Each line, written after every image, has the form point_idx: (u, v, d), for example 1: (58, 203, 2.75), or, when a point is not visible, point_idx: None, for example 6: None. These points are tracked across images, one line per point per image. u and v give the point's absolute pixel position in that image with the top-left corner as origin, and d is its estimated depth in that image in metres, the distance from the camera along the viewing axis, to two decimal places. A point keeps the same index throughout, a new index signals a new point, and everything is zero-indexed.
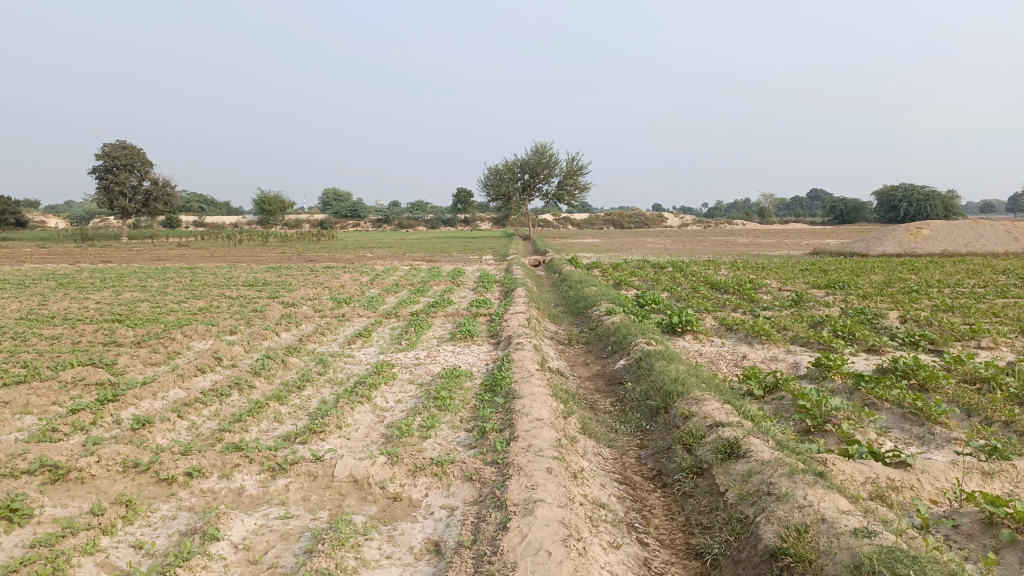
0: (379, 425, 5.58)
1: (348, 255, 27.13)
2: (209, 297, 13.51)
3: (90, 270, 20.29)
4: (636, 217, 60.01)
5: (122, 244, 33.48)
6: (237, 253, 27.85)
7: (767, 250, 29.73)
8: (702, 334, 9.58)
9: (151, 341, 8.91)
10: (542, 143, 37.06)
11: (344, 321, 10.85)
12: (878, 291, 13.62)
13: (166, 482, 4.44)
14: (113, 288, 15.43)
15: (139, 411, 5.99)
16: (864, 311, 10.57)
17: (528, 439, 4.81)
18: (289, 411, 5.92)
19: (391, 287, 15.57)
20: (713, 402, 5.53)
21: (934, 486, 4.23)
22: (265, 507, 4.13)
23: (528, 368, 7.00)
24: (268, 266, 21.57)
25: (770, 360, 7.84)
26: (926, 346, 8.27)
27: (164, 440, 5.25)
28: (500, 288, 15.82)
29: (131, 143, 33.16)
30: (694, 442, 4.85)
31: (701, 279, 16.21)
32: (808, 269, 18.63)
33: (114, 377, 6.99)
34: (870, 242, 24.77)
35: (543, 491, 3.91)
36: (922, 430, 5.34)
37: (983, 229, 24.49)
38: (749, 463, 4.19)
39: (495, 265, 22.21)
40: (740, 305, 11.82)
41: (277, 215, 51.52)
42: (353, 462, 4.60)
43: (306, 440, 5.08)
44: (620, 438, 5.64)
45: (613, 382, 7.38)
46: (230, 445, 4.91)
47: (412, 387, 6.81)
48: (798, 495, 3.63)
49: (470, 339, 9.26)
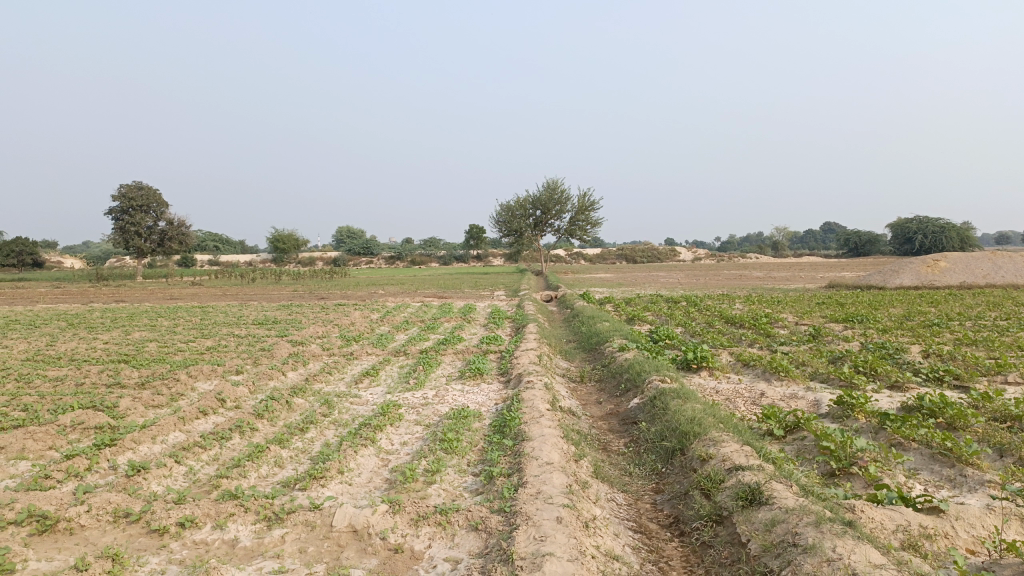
0: (383, 470, 5.37)
1: (360, 292, 27.05)
2: (217, 336, 13.38)
3: (101, 309, 20.29)
4: (648, 252, 59.81)
5: (136, 284, 33.64)
6: (249, 292, 27.87)
7: (782, 283, 29.44)
8: (718, 371, 9.32)
9: (155, 382, 8.75)
10: (553, 179, 37.14)
11: (353, 360, 10.66)
12: (898, 325, 13.32)
13: (156, 534, 4.23)
14: (123, 328, 15.35)
15: (137, 456, 5.81)
16: (885, 346, 10.27)
17: (538, 485, 4.58)
18: (290, 456, 5.72)
19: (401, 324, 15.41)
20: (732, 443, 5.28)
21: (970, 534, 3.95)
22: (258, 560, 3.91)
23: (538, 408, 6.77)
24: (279, 304, 21.50)
25: (789, 398, 7.57)
26: (951, 381, 7.98)
27: (159, 487, 5.05)
28: (511, 324, 15.63)
29: (146, 183, 33.49)
30: (712, 487, 4.59)
31: (716, 313, 15.95)
32: (825, 303, 18.31)
33: (114, 421, 6.81)
34: (886, 275, 24.45)
35: (552, 544, 3.67)
36: (954, 472, 5.06)
37: (1002, 261, 24.12)
38: (772, 511, 3.94)
39: (507, 301, 22.02)
40: (756, 340, 11.55)
41: (291, 253, 51.78)
42: (353, 511, 4.38)
43: (305, 486, 4.88)
44: (634, 481, 5.39)
45: (626, 422, 7.13)
46: (226, 493, 4.71)
47: (419, 428, 6.59)
48: (826, 547, 3.37)
49: (479, 378, 9.06)
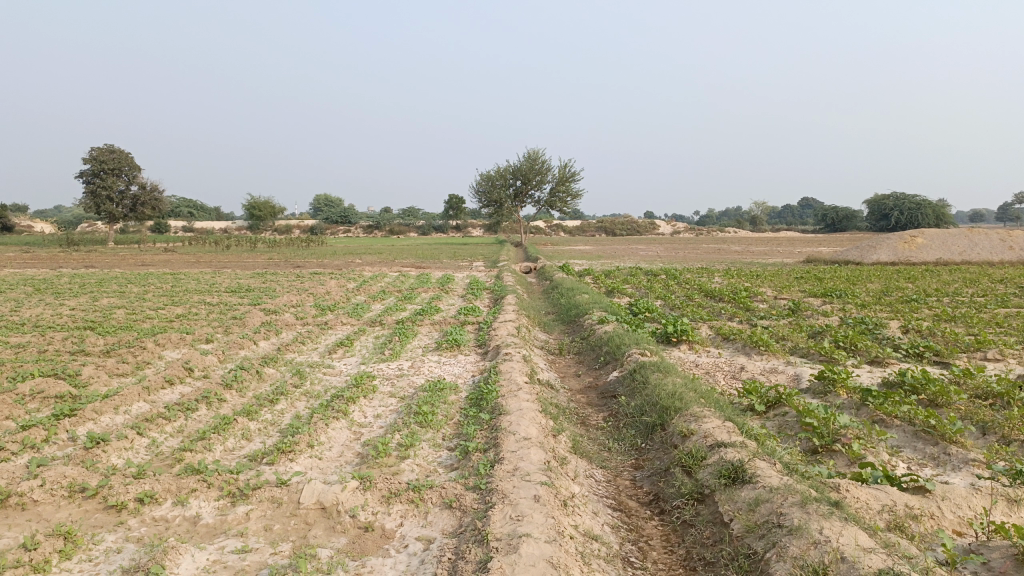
0: (355, 444, 5.19)
1: (337, 261, 26.69)
2: (188, 304, 13.06)
3: (69, 275, 19.75)
4: (628, 224, 59.65)
5: (108, 249, 32.91)
6: (224, 259, 27.40)
7: (760, 257, 29.49)
8: (698, 345, 9.21)
9: (121, 350, 8.48)
10: (534, 150, 36.80)
11: (327, 330, 10.42)
12: (876, 300, 13.31)
13: (114, 510, 4.02)
14: (91, 294, 14.92)
15: (97, 427, 5.58)
16: (864, 321, 10.23)
17: (515, 461, 4.42)
18: (259, 428, 5.52)
19: (377, 294, 15.15)
20: (713, 419, 5.15)
21: (957, 515, 3.86)
22: (221, 538, 3.72)
23: (516, 381, 6.61)
24: (254, 272, 21.07)
25: (769, 372, 7.49)
26: (931, 357, 7.94)
27: (119, 460, 4.84)
28: (490, 294, 15.45)
29: (119, 146, 32.65)
30: (694, 465, 4.47)
31: (695, 287, 15.86)
32: (803, 277, 18.28)
33: (76, 390, 6.55)
34: (864, 250, 24.53)
35: (529, 524, 3.51)
36: (937, 450, 4.99)
37: (979, 237, 24.28)
38: (756, 490, 3.81)
39: (486, 272, 21.80)
40: (736, 313, 11.48)
41: (268, 220, 50.94)
42: (322, 487, 4.19)
43: (273, 460, 4.69)
44: (614, 457, 5.26)
45: (605, 395, 7.00)
46: (188, 468, 4.49)
47: (393, 401, 6.40)
48: (812, 529, 3.25)
49: (456, 349, 8.88)
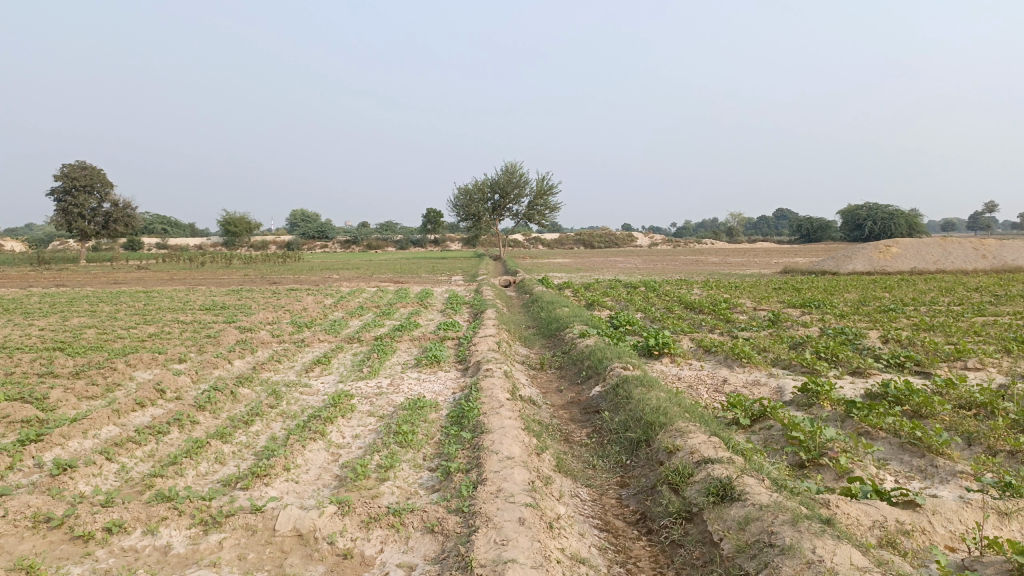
0: (333, 466, 5.05)
1: (314, 276, 26.39)
2: (161, 323, 12.80)
3: (40, 294, 19.34)
4: (606, 237, 59.83)
5: (80, 267, 32.35)
6: (198, 276, 27.04)
7: (737, 268, 29.66)
8: (679, 357, 9.15)
9: (91, 372, 8.25)
10: (512, 163, 36.86)
11: (304, 347, 10.24)
12: (855, 310, 13.36)
13: (80, 541, 3.84)
14: (61, 313, 14.59)
15: (64, 453, 5.37)
16: (844, 331, 10.25)
17: (498, 482, 4.30)
18: (233, 451, 5.35)
19: (355, 310, 14.96)
20: (699, 434, 5.07)
21: (948, 530, 3.80)
22: (192, 569, 3.56)
23: (498, 397, 6.50)
24: (229, 289, 20.77)
25: (752, 385, 7.44)
26: (912, 367, 7.94)
27: (86, 487, 4.65)
28: (469, 309, 15.34)
29: (91, 163, 32.18)
30: (681, 482, 4.37)
31: (675, 299, 15.85)
32: (781, 288, 18.37)
33: (43, 413, 6.33)
34: (840, 261, 24.75)
35: (515, 548, 3.40)
36: (924, 462, 4.95)
37: (952, 247, 24.58)
38: (745, 508, 3.72)
39: (465, 287, 21.66)
40: (717, 325, 11.46)
41: (244, 236, 50.49)
42: (298, 513, 4.04)
43: (248, 485, 4.53)
44: (598, 475, 5.15)
45: (588, 411, 6.91)
46: (159, 494, 4.32)
47: (372, 420, 6.26)
48: (806, 548, 3.16)
49: (436, 365, 8.75)
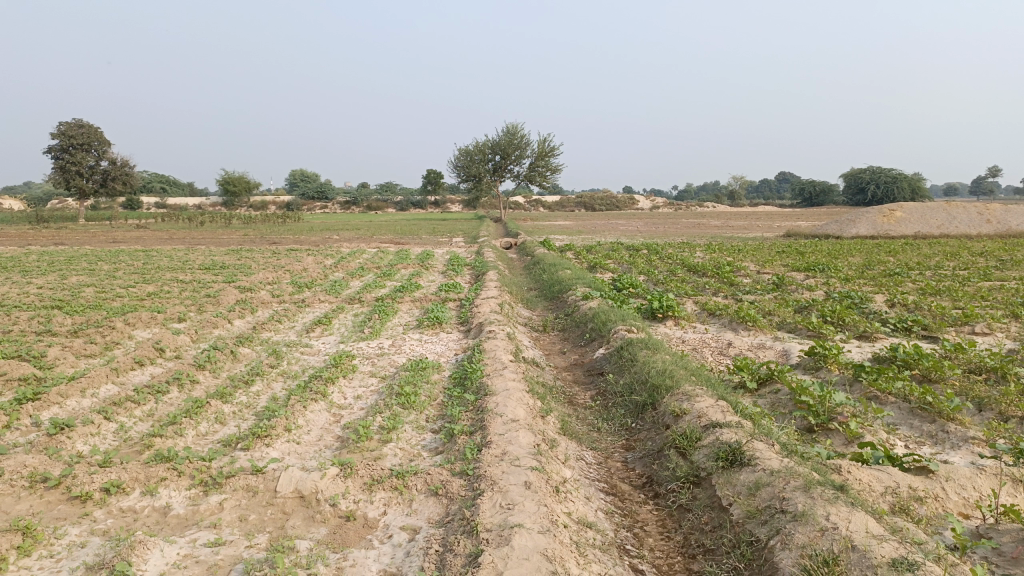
0: (335, 427, 4.98)
1: (314, 237, 26.21)
2: (160, 282, 12.69)
3: (38, 252, 19.20)
4: (607, 199, 59.41)
5: (78, 225, 32.14)
6: (197, 235, 26.85)
7: (739, 232, 29.46)
8: (684, 321, 9.05)
9: (89, 330, 8.16)
10: (513, 123, 36.39)
11: (304, 308, 10.14)
12: (860, 274, 13.22)
13: (78, 501, 3.77)
14: (59, 271, 14.49)
15: (62, 412, 5.30)
16: (850, 295, 10.14)
17: (503, 445, 4.22)
18: (233, 411, 5.28)
19: (356, 270, 14.82)
20: (706, 398, 4.99)
21: (961, 497, 3.75)
22: (192, 530, 3.50)
23: (501, 359, 6.42)
24: (229, 249, 20.61)
25: (757, 348, 7.37)
26: (919, 332, 7.85)
27: (84, 446, 4.58)
28: (471, 270, 15.22)
29: (87, 120, 31.75)
30: (689, 446, 4.29)
31: (678, 261, 15.69)
32: (785, 252, 18.22)
33: (41, 372, 6.26)
34: (843, 225, 24.58)
35: (521, 513, 3.32)
36: (934, 428, 4.89)
37: (956, 211, 24.36)
38: (755, 473, 3.65)
39: (466, 248, 21.51)
40: (721, 288, 11.36)
41: (243, 196, 50.15)
42: (300, 474, 3.97)
43: (248, 446, 4.46)
44: (603, 438, 5.09)
45: (592, 373, 6.84)
46: (158, 455, 4.24)
47: (374, 381, 6.19)
48: (819, 515, 3.09)
49: (438, 327, 8.66)
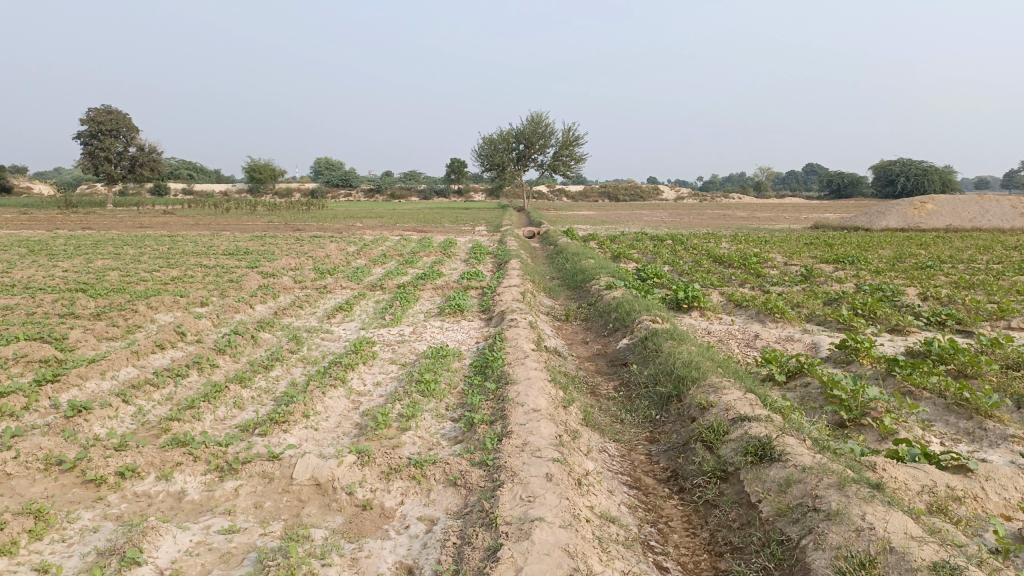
0: (353, 414, 4.90)
1: (337, 224, 26.20)
2: (184, 266, 12.73)
3: (67, 236, 19.40)
4: (631, 189, 58.94)
5: (107, 211, 32.48)
6: (222, 221, 26.99)
7: (766, 223, 29.03)
8: (709, 312, 8.87)
9: (112, 313, 8.17)
10: (538, 112, 36.15)
11: (326, 294, 10.09)
12: (891, 267, 12.91)
13: (93, 485, 3.73)
14: (86, 255, 14.58)
15: (81, 394, 5.28)
16: (881, 287, 9.89)
17: (523, 435, 4.11)
18: (252, 396, 5.23)
19: (378, 258, 14.76)
20: (734, 391, 4.84)
21: (1003, 498, 3.59)
22: (206, 516, 3.44)
23: (523, 348, 6.31)
24: (253, 235, 20.67)
25: (785, 340, 7.19)
26: (953, 326, 7.63)
27: (102, 429, 4.55)
28: (493, 259, 15.10)
29: (115, 106, 32.01)
30: (716, 440, 4.16)
31: (703, 252, 15.45)
32: (813, 243, 17.89)
33: (62, 354, 6.26)
34: (872, 217, 24.14)
35: (542, 506, 3.22)
36: (972, 424, 4.71)
37: (989, 205, 23.80)
38: (786, 469, 3.51)
39: (488, 237, 21.39)
40: (747, 280, 11.15)
41: (268, 183, 50.43)
42: (316, 461, 3.89)
43: (265, 431, 4.39)
44: (627, 430, 4.96)
45: (615, 363, 6.70)
46: (174, 439, 4.19)
47: (394, 368, 6.12)
48: (854, 515, 2.95)
49: (460, 314, 8.56)
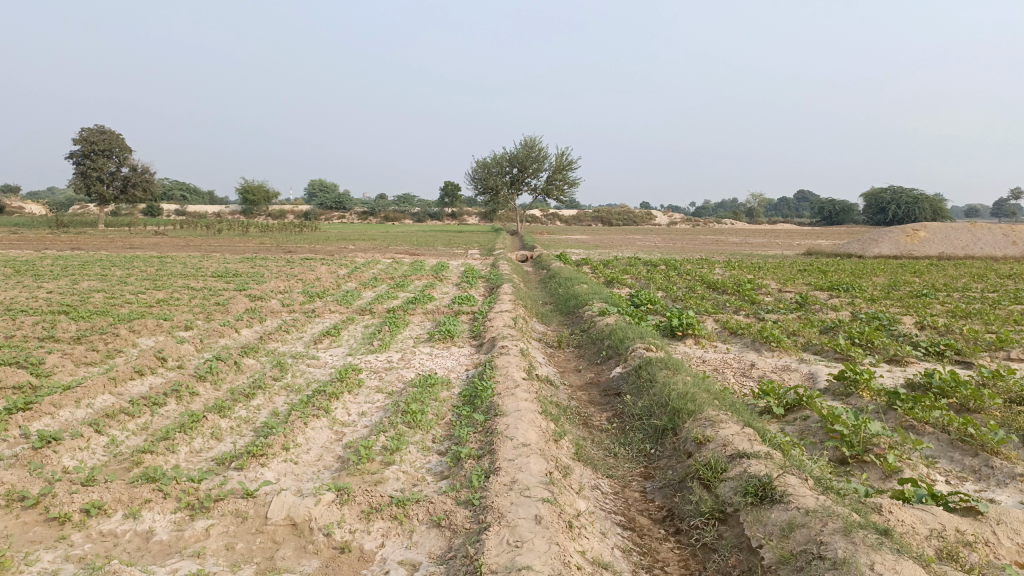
0: (335, 446, 4.71)
1: (329, 246, 26.07)
2: (171, 288, 12.52)
3: (54, 257, 19.16)
4: (624, 214, 59.04)
5: (97, 231, 32.25)
6: (213, 243, 26.81)
7: (759, 249, 29.00)
8: (704, 340, 8.72)
9: (93, 337, 7.96)
10: (532, 136, 36.23)
11: (314, 318, 9.90)
12: (886, 295, 12.82)
13: (55, 523, 3.52)
14: (72, 276, 14.35)
15: (53, 423, 5.07)
16: (877, 316, 9.77)
17: (512, 472, 3.92)
18: (231, 426, 5.03)
19: (368, 281, 14.58)
20: (732, 424, 4.66)
21: (1014, 543, 3.41)
22: (174, 559, 3.23)
23: (513, 377, 6.13)
24: (243, 256, 20.49)
25: (782, 370, 7.03)
26: (952, 356, 7.49)
27: (71, 462, 4.34)
28: (485, 283, 14.95)
29: (108, 126, 31.92)
30: (713, 478, 3.98)
31: (697, 278, 15.35)
32: (807, 270, 17.81)
33: (36, 380, 6.04)
34: (866, 244, 24.14)
35: (530, 552, 3.03)
36: (978, 462, 4.55)
37: (981, 232, 23.82)
38: (788, 512, 3.33)
39: (481, 260, 21.24)
40: (742, 307, 11.02)
41: (261, 204, 50.31)
42: (293, 500, 3.69)
43: (242, 465, 4.19)
44: (621, 464, 4.78)
45: (609, 393, 6.52)
46: (144, 474, 3.99)
47: (380, 397, 5.92)
48: (862, 564, 2.78)
49: (450, 341, 8.38)
